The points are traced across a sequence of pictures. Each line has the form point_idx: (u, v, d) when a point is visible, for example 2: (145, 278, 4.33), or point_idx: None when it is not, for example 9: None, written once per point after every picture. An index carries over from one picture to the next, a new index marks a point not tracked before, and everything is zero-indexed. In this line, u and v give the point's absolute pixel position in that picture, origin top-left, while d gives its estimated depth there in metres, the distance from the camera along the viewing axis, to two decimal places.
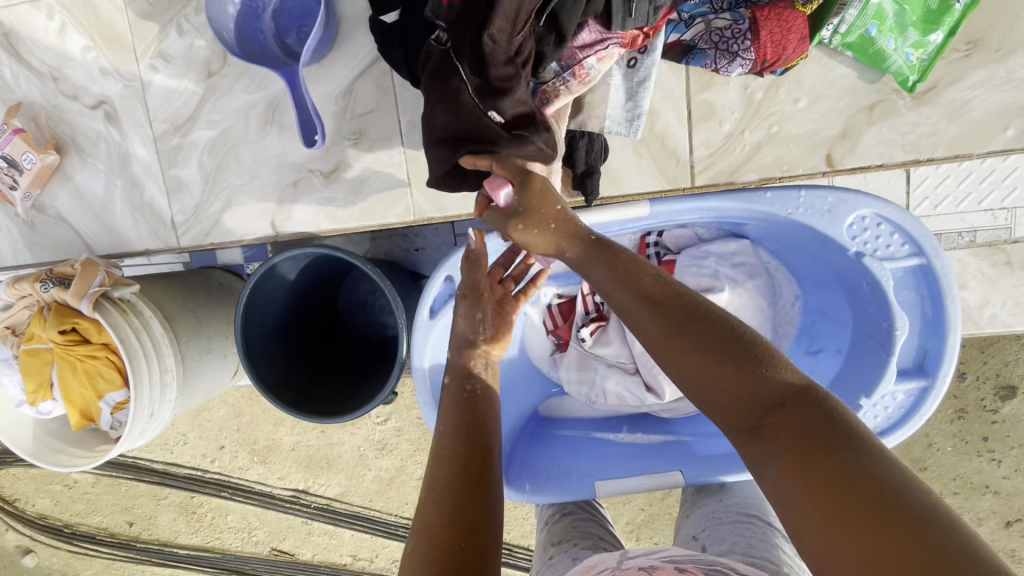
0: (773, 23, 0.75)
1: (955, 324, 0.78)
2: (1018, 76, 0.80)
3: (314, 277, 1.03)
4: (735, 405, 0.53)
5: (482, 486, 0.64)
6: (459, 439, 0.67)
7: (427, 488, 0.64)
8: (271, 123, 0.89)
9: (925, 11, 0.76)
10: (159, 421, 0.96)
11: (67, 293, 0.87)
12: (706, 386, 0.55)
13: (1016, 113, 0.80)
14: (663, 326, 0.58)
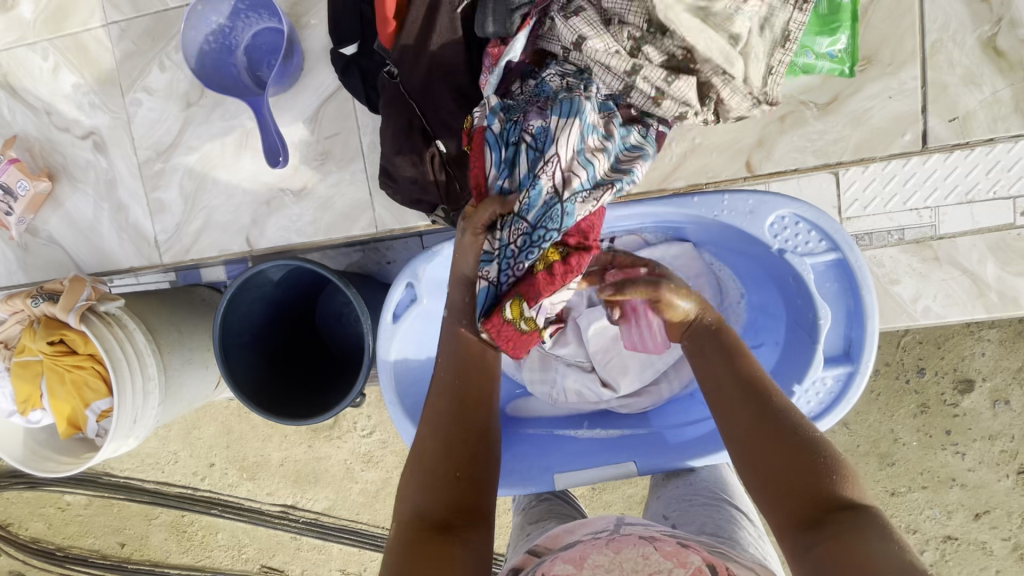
0: (507, 335, 0.75)
1: (872, 313, 0.85)
2: (908, 87, 0.97)
3: (291, 290, 1.10)
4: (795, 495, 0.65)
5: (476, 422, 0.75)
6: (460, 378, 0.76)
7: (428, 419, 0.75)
8: (245, 147, 0.98)
9: (819, 19, 0.88)
10: (143, 427, 1.02)
11: (56, 308, 0.93)
12: (773, 470, 0.68)
13: (910, 119, 0.98)
14: (750, 414, 0.73)
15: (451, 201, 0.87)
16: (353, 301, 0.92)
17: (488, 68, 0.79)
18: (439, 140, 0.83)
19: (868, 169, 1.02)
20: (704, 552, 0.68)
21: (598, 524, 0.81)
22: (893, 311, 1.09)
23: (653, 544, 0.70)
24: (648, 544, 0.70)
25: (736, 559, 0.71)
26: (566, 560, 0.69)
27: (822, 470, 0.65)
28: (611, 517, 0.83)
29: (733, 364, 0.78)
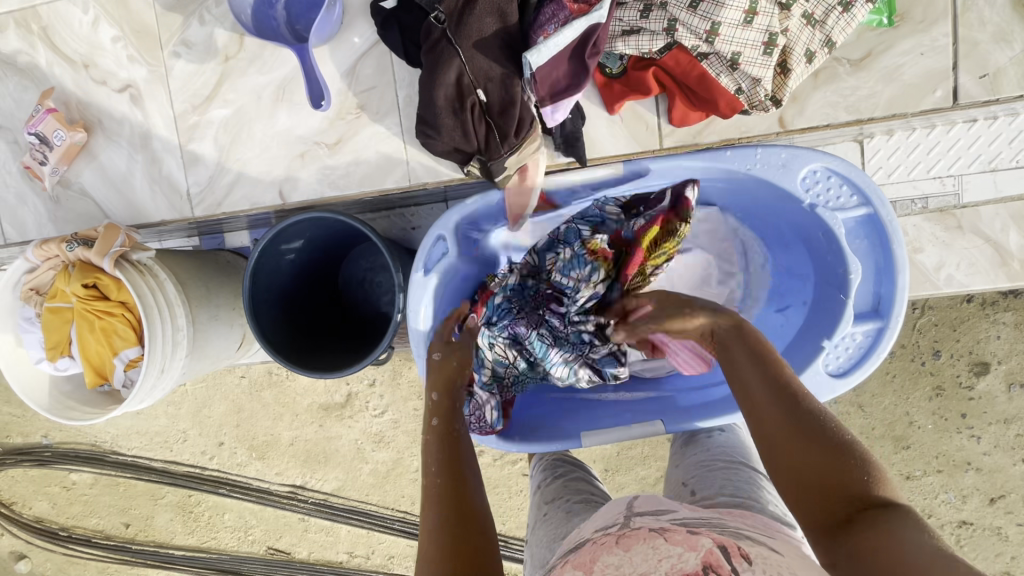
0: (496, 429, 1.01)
1: (903, 267, 0.86)
2: (941, 44, 0.97)
3: (317, 248, 1.09)
4: (819, 491, 0.63)
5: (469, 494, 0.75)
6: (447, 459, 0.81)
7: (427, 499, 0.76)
8: (282, 100, 0.99)
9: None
10: (170, 377, 1.02)
11: (90, 252, 0.93)
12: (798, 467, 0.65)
13: (941, 76, 0.97)
14: (780, 421, 0.68)
15: (490, 151, 0.88)
16: (386, 254, 0.93)
17: (564, 20, 0.81)
18: (481, 90, 0.83)
19: (893, 137, 1.04)
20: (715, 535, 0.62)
21: (607, 518, 0.75)
22: (916, 280, 1.10)
23: (663, 534, 0.64)
24: (658, 535, 0.64)
25: (749, 539, 0.64)
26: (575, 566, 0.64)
27: (852, 473, 0.62)
28: (621, 503, 0.79)
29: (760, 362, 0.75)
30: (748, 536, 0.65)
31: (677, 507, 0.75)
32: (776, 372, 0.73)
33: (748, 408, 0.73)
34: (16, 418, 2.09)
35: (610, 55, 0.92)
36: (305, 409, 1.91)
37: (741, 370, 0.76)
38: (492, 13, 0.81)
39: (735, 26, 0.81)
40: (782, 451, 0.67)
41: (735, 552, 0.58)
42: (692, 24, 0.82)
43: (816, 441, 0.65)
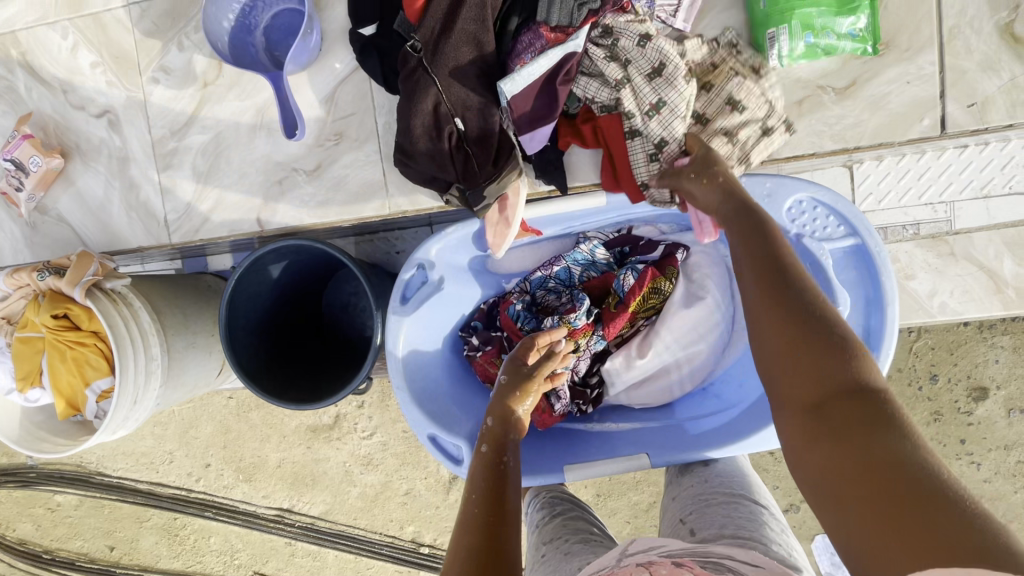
0: None
1: (893, 299, 0.83)
2: None
3: (298, 274, 1.07)
4: (797, 376, 0.55)
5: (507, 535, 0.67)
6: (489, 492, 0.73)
7: (462, 527, 0.69)
8: (260, 126, 0.97)
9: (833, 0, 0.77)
10: (143, 409, 0.99)
11: (62, 282, 0.92)
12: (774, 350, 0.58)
13: None
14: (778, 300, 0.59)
15: (468, 180, 0.86)
16: (363, 283, 0.91)
17: (540, 49, 0.80)
18: (459, 118, 0.82)
19: (882, 162, 1.04)
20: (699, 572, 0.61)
21: (601, 560, 0.71)
22: (909, 307, 1.07)
23: (648, 571, 0.62)
24: (642, 572, 0.62)
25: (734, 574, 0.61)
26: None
27: (837, 358, 0.53)
28: (621, 544, 0.72)
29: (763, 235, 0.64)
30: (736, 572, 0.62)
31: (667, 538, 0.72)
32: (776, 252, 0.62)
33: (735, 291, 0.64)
34: None
35: (570, 96, 0.86)
36: (293, 430, 1.88)
37: (740, 253, 0.64)
38: (469, 43, 0.80)
39: (676, 116, 0.80)
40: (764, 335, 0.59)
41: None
42: (642, 96, 0.81)
43: (813, 328, 0.56)
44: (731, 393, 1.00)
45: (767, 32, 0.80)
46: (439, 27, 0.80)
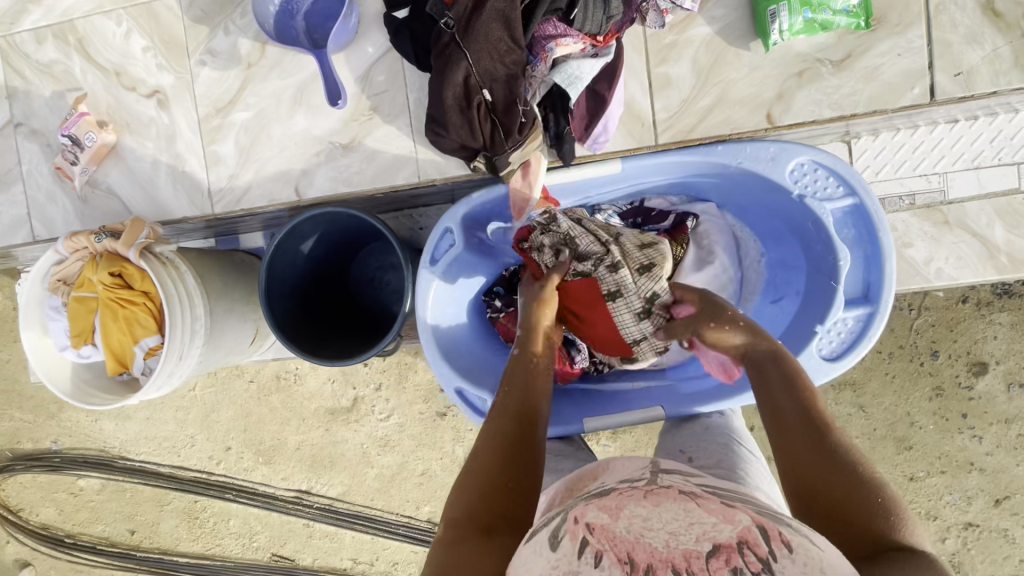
0: None
1: (889, 254, 0.90)
2: None
3: (329, 245, 1.14)
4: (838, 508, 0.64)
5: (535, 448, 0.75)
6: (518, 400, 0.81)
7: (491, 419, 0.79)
8: (300, 103, 1.05)
9: None
10: (186, 366, 1.06)
11: (118, 243, 0.98)
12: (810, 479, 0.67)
13: None
14: (805, 434, 0.70)
15: (495, 147, 0.93)
16: (394, 245, 0.98)
17: (557, 32, 0.87)
18: (487, 90, 0.89)
19: (879, 137, 1.11)
20: (754, 514, 0.60)
21: (631, 473, 0.77)
22: (908, 274, 1.14)
23: (694, 500, 0.64)
24: (689, 500, 0.64)
25: (791, 524, 0.59)
26: (598, 506, 0.65)
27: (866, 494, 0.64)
28: (646, 457, 0.83)
29: (788, 380, 0.76)
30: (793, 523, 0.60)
31: (708, 478, 0.76)
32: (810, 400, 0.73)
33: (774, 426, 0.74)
34: (27, 424, 2.12)
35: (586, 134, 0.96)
36: (312, 413, 1.93)
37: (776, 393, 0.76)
38: (497, 20, 0.85)
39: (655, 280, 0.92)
40: (803, 464, 0.69)
41: (776, 537, 0.56)
42: (632, 257, 0.93)
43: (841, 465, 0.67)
44: None
45: (768, 8, 0.87)
46: (468, 4, 0.84)
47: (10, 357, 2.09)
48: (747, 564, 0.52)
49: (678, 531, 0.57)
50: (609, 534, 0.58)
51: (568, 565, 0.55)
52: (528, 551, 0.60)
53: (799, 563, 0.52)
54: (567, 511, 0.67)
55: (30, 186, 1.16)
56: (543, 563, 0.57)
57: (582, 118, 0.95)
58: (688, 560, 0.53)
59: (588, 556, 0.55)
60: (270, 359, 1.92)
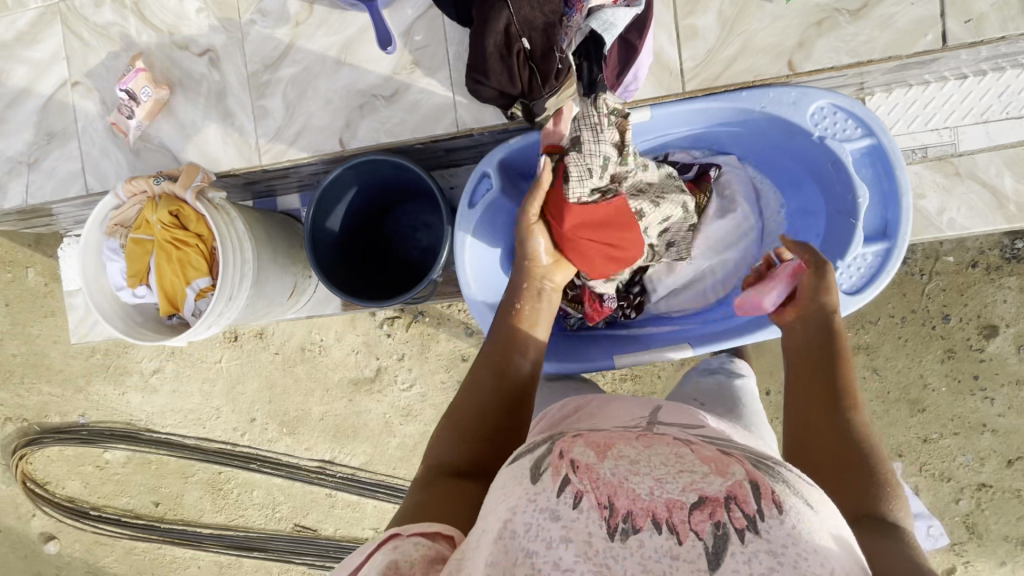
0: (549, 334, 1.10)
1: (906, 190, 0.95)
2: None
3: (367, 200, 1.19)
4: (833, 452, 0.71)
5: (518, 404, 0.82)
6: (502, 357, 0.86)
7: (473, 378, 0.84)
8: (345, 59, 1.11)
9: None
10: (234, 308, 1.11)
11: (176, 186, 1.04)
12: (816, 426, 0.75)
13: None
14: (826, 389, 0.77)
15: (532, 92, 0.99)
16: (436, 195, 1.06)
17: None
18: (526, 38, 0.95)
19: (891, 95, 1.17)
20: (749, 466, 0.55)
21: (626, 419, 0.75)
22: (921, 224, 1.19)
23: (690, 446, 0.60)
24: (684, 445, 0.60)
25: (786, 481, 0.55)
26: (587, 441, 0.59)
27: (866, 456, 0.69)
28: (647, 406, 0.79)
29: (828, 361, 0.81)
30: (787, 480, 0.56)
31: (710, 427, 0.73)
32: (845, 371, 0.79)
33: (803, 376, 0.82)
34: (55, 397, 2.16)
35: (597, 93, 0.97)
36: (336, 383, 1.97)
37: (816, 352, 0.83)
38: None
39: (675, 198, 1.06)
40: (813, 412, 0.76)
41: (767, 496, 0.51)
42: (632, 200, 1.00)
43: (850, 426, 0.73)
44: None
45: None
46: None
47: (40, 331, 2.14)
48: (731, 519, 0.49)
49: (665, 478, 0.53)
50: (593, 475, 0.54)
51: (548, 501, 0.51)
52: (504, 488, 0.56)
53: (786, 525, 0.49)
54: (554, 439, 0.62)
55: (84, 142, 1.23)
56: (522, 495, 0.53)
57: (615, 68, 1.00)
58: (670, 509, 0.50)
59: (568, 495, 0.52)
60: (296, 330, 1.97)
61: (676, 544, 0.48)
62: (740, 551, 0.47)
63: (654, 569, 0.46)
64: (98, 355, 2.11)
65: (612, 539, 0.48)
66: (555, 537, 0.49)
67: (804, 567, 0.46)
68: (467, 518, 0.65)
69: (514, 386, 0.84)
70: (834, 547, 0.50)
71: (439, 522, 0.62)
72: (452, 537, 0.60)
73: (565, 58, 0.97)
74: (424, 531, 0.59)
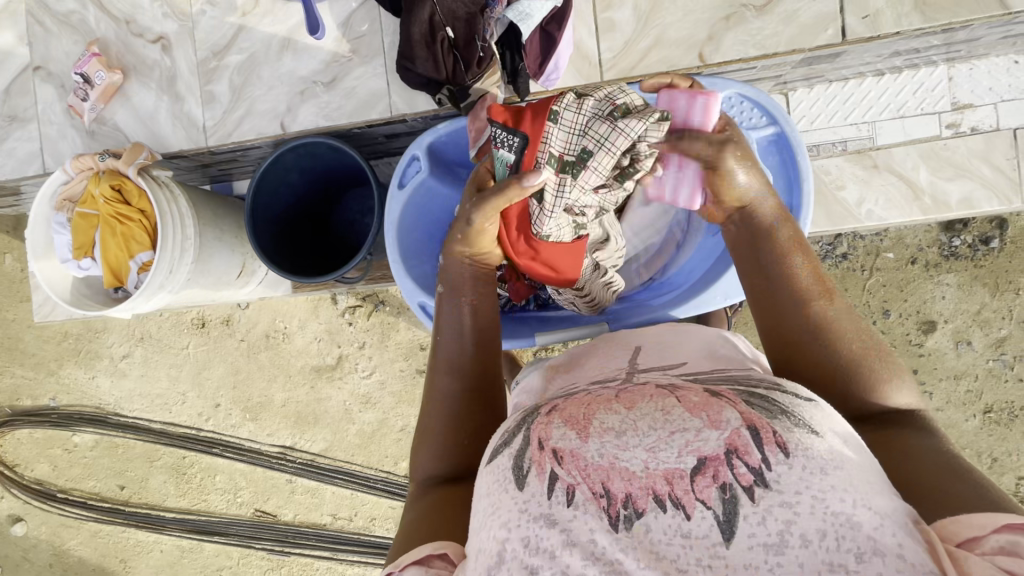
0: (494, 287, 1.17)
1: (806, 177, 1.00)
2: None
3: (311, 183, 1.25)
4: (823, 368, 0.66)
5: (480, 388, 0.77)
6: (457, 345, 0.79)
7: (438, 376, 0.78)
8: (288, 47, 1.17)
9: None
10: (176, 281, 1.17)
11: (119, 163, 1.10)
12: (795, 338, 0.68)
13: None
14: (790, 298, 0.70)
15: (457, 80, 1.06)
16: (371, 177, 1.13)
17: None
18: (450, 28, 1.01)
19: (813, 90, 1.23)
20: (742, 407, 0.53)
21: (605, 375, 0.77)
22: (842, 214, 1.23)
23: (675, 395, 0.57)
24: (668, 396, 0.57)
25: (785, 413, 0.52)
26: (563, 420, 0.56)
27: (860, 360, 0.66)
28: (629, 347, 0.85)
29: (787, 260, 0.72)
30: (786, 409, 0.53)
31: (692, 364, 0.75)
32: (807, 272, 0.71)
33: (766, 285, 0.72)
34: (27, 380, 2.17)
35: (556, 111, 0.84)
36: (298, 370, 1.99)
37: (776, 254, 0.73)
38: None
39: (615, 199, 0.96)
40: (784, 322, 0.70)
41: (770, 440, 0.49)
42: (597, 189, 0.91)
43: (821, 329, 0.67)
44: (681, 279, 1.18)
45: None
46: None
47: (14, 316, 2.15)
48: (736, 477, 0.48)
49: (658, 446, 0.51)
50: (580, 462, 0.52)
51: (541, 506, 0.50)
52: (489, 497, 0.54)
53: (795, 469, 0.48)
54: (529, 422, 0.59)
55: (44, 123, 1.29)
56: (511, 506, 0.51)
57: (536, 57, 1.04)
58: (670, 482, 0.49)
59: (560, 493, 0.51)
60: (261, 317, 1.99)
61: (685, 520, 0.48)
62: (752, 512, 0.47)
63: (668, 553, 0.47)
64: (70, 339, 2.12)
65: (616, 530, 0.48)
66: (557, 544, 0.48)
67: (821, 506, 0.46)
68: (462, 523, 0.64)
69: (475, 366, 0.78)
70: (858, 475, 0.49)
71: (431, 543, 0.60)
72: (446, 554, 0.58)
73: (488, 49, 1.04)
74: (417, 559, 0.58)
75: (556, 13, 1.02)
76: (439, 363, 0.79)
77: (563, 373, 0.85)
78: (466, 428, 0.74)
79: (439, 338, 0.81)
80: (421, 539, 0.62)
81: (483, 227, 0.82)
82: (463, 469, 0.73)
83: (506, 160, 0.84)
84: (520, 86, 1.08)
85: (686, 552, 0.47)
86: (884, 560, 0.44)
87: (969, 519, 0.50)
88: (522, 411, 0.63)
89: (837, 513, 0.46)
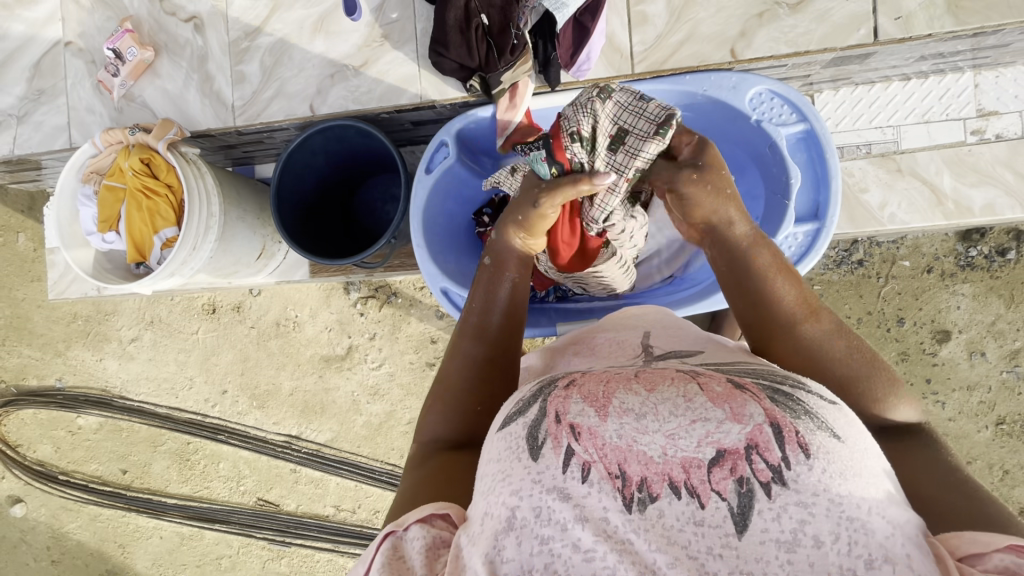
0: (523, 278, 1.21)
1: (835, 175, 1.01)
2: None
3: (335, 168, 1.26)
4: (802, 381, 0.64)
5: (504, 371, 0.72)
6: (482, 313, 0.75)
7: (459, 345, 0.74)
8: (320, 30, 1.18)
9: None
10: (199, 258, 1.16)
11: (150, 137, 1.11)
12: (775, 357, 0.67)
13: None
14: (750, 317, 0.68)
15: (489, 66, 1.05)
16: (396, 157, 1.11)
17: None
18: (484, 15, 1.03)
19: (839, 93, 1.23)
20: (766, 402, 0.49)
21: (620, 360, 0.67)
22: (863, 216, 1.23)
23: (697, 381, 0.53)
24: (690, 381, 0.53)
25: (808, 414, 0.48)
26: (581, 395, 0.52)
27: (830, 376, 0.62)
28: (636, 335, 0.74)
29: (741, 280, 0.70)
30: (810, 409, 0.49)
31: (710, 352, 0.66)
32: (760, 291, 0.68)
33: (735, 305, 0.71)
34: (33, 360, 2.16)
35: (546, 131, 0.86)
36: (307, 359, 1.98)
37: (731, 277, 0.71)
38: None
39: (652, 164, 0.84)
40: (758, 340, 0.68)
41: (791, 439, 0.46)
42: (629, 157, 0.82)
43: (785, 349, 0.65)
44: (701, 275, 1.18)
45: None
46: None
47: (24, 296, 2.14)
48: (753, 472, 0.45)
49: (678, 433, 0.47)
50: (598, 440, 0.48)
51: (554, 480, 0.46)
52: (499, 464, 0.49)
53: (816, 470, 0.44)
54: (546, 394, 0.54)
55: (72, 97, 1.29)
56: (523, 475, 0.47)
57: (569, 48, 1.06)
58: (687, 470, 0.45)
59: (575, 469, 0.46)
60: (272, 305, 1.98)
61: (698, 508, 0.44)
62: (768, 508, 0.43)
63: (679, 540, 0.43)
64: (78, 321, 2.11)
65: (628, 511, 0.44)
66: (569, 518, 0.44)
67: (838, 510, 0.42)
68: (467, 491, 0.58)
69: (497, 344, 0.73)
70: (874, 483, 0.46)
71: (434, 503, 0.55)
72: (448, 515, 0.53)
73: (521, 35, 1.02)
74: (420, 516, 0.52)
75: (591, 3, 1.02)
76: (467, 329, 0.75)
77: (559, 360, 0.77)
78: (477, 402, 0.69)
79: (471, 303, 0.77)
80: (425, 500, 0.56)
81: (546, 213, 0.81)
82: (469, 436, 0.67)
83: (538, 159, 0.83)
84: (551, 75, 1.08)
85: (697, 541, 0.43)
86: (894, 568, 0.41)
87: (969, 538, 0.46)
88: (536, 383, 0.59)
89: (852, 518, 0.42)
